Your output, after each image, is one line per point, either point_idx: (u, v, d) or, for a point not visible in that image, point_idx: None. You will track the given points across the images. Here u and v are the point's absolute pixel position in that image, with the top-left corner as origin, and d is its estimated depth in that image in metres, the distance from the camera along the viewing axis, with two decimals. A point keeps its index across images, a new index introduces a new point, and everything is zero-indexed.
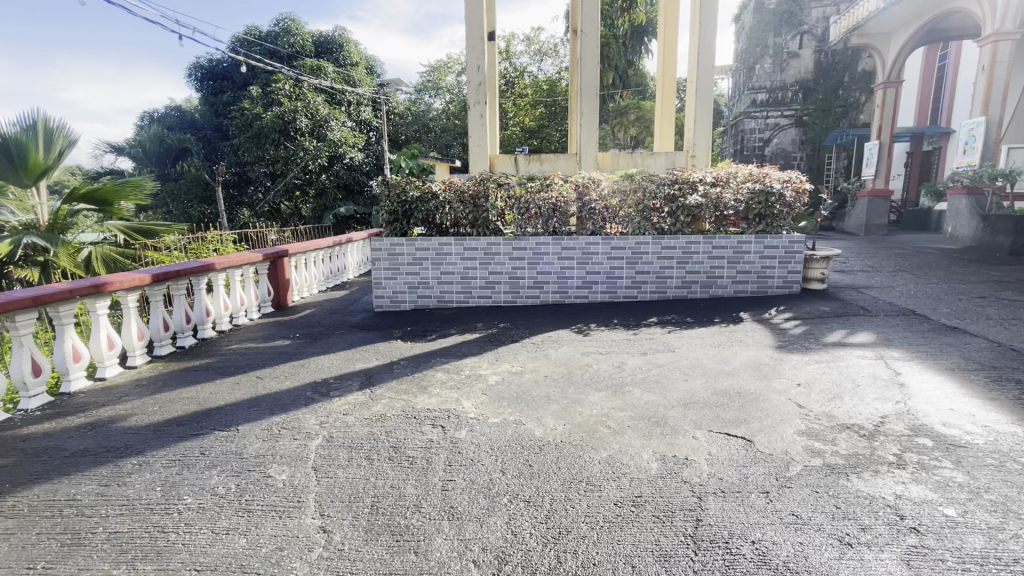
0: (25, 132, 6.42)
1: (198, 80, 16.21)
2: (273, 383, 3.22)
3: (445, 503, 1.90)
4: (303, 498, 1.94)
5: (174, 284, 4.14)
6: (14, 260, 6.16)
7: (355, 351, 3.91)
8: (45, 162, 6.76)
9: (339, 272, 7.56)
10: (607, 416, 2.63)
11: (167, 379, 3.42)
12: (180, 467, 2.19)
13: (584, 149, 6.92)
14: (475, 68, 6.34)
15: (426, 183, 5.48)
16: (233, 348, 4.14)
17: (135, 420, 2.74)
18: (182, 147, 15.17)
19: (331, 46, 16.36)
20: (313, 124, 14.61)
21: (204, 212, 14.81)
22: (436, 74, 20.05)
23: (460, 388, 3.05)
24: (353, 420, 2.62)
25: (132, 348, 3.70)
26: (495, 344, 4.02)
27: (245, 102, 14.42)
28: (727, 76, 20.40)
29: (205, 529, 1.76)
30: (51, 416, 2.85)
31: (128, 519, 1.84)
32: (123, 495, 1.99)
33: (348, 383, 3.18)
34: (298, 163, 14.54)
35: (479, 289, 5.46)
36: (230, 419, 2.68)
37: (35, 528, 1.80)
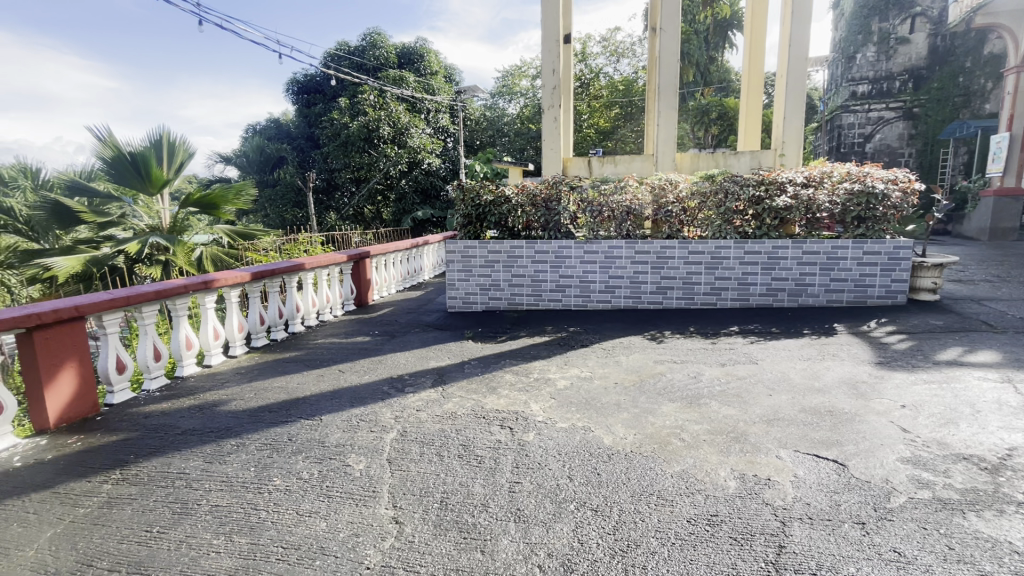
0: (151, 147, 7.36)
1: (294, 94, 17.58)
2: (354, 377, 3.42)
3: (512, 505, 1.90)
4: (378, 488, 2.03)
5: (270, 282, 4.51)
6: (142, 258, 7.07)
7: (429, 350, 4.04)
8: (166, 173, 7.66)
9: (415, 273, 7.85)
10: (681, 428, 2.52)
11: (263, 368, 3.74)
12: (271, 450, 2.39)
13: (661, 150, 6.70)
14: (550, 71, 6.36)
15: (499, 187, 5.57)
16: (319, 342, 4.44)
17: (234, 405, 3.02)
18: (280, 155, 16.58)
19: (412, 57, 17.16)
20: (395, 132, 15.39)
21: (296, 216, 16.06)
22: (511, 79, 20.35)
23: (529, 391, 3.05)
24: (425, 417, 2.71)
25: (233, 339, 4.08)
26: (565, 349, 3.98)
27: (335, 112, 15.46)
28: (822, 68, 18.90)
29: (291, 510, 1.90)
30: (168, 397, 3.22)
31: (227, 494, 2.03)
32: (222, 473, 2.19)
33: (421, 380, 3.30)
34: (380, 169, 15.38)
35: (550, 292, 5.45)
36: (316, 409, 2.88)
37: (152, 496, 2.04)
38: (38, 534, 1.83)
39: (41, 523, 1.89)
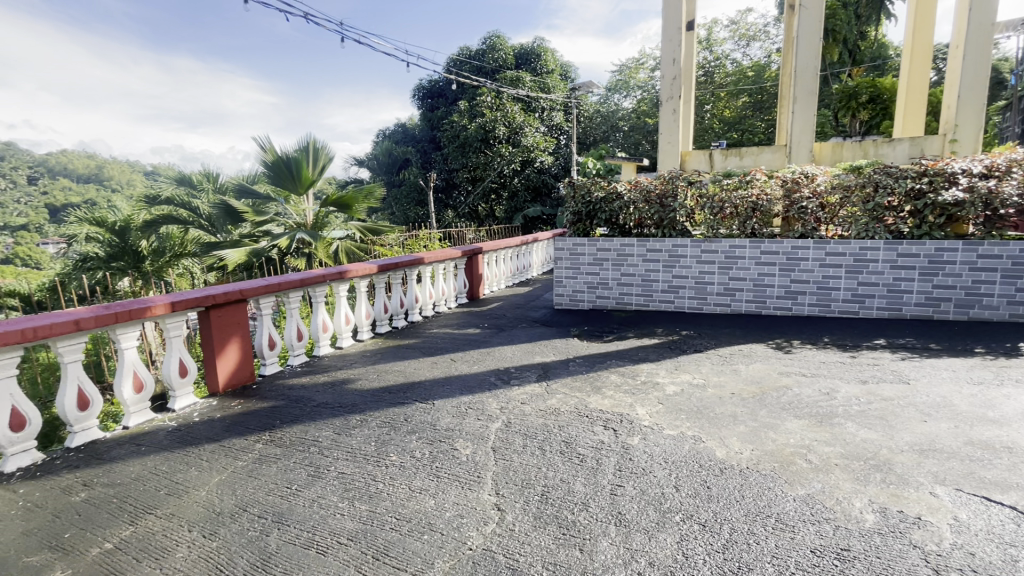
0: (299, 151, 8.41)
1: (419, 99, 18.85)
2: (464, 366, 3.60)
3: (613, 508, 1.86)
4: (482, 475, 2.11)
5: (393, 274, 4.90)
6: (290, 251, 8.12)
7: (534, 345, 4.11)
8: (312, 175, 8.68)
9: (524, 269, 8.02)
10: (808, 448, 2.26)
11: (385, 353, 4.09)
12: (389, 428, 2.60)
13: (796, 140, 6.04)
14: (670, 61, 6.07)
15: (611, 183, 5.44)
16: (433, 332, 4.73)
17: (360, 384, 3.34)
18: (405, 158, 17.94)
19: (529, 57, 17.50)
20: (510, 131, 15.77)
21: (418, 213, 17.27)
22: (628, 72, 19.85)
23: (635, 394, 2.96)
24: (529, 410, 2.76)
25: (361, 325, 4.52)
26: (676, 352, 3.80)
27: (455, 115, 16.32)
28: (1015, 33, 15.63)
29: (405, 484, 2.06)
30: (308, 373, 3.67)
31: (351, 464, 2.25)
32: (348, 445, 2.44)
33: (527, 374, 3.36)
34: (494, 168, 15.93)
35: (661, 293, 5.22)
36: (429, 393, 3.08)
37: (292, 458, 2.33)
38: (208, 478, 2.20)
39: (211, 470, 2.27)
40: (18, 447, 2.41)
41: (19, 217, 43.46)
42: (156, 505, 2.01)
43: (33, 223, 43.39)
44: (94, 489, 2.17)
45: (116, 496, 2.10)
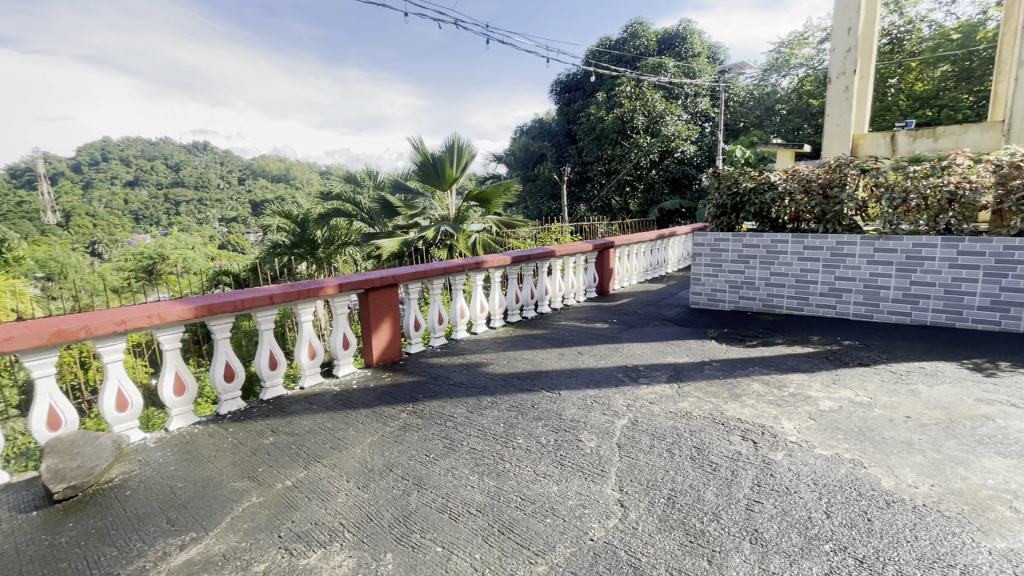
0: (445, 151, 9.05)
1: (557, 94, 19.01)
2: (592, 360, 3.59)
3: (749, 524, 1.72)
4: (606, 469, 2.10)
5: (525, 266, 5.06)
6: (434, 242, 8.83)
7: (666, 344, 3.93)
8: (455, 174, 9.30)
9: (659, 265, 7.69)
10: (1013, 495, 1.84)
11: (516, 341, 4.26)
12: (517, 413, 2.71)
13: (1018, 115, 4.86)
14: (845, 31, 5.27)
15: (763, 173, 4.91)
16: (562, 324, 4.79)
17: (492, 368, 3.53)
18: (541, 152, 18.29)
19: (674, 41, 16.62)
20: (649, 121, 15.10)
21: (551, 207, 17.54)
22: (789, 49, 17.81)
23: (781, 406, 2.68)
24: (657, 411, 2.66)
25: (494, 313, 4.75)
26: (834, 364, 3.34)
27: (592, 107, 16.18)
28: None
29: (530, 468, 2.13)
30: (446, 354, 3.98)
31: (482, 441, 2.40)
32: (479, 423, 2.60)
33: (657, 374, 3.24)
34: (631, 160, 15.44)
35: (819, 297, 4.63)
36: (556, 384, 3.14)
37: (430, 430, 2.56)
38: (363, 438, 2.52)
39: (365, 431, 2.60)
40: (229, 394, 3.02)
41: (232, 212, 53.67)
42: (324, 455, 2.37)
43: (241, 216, 53.26)
44: (279, 436, 2.63)
45: (295, 443, 2.52)
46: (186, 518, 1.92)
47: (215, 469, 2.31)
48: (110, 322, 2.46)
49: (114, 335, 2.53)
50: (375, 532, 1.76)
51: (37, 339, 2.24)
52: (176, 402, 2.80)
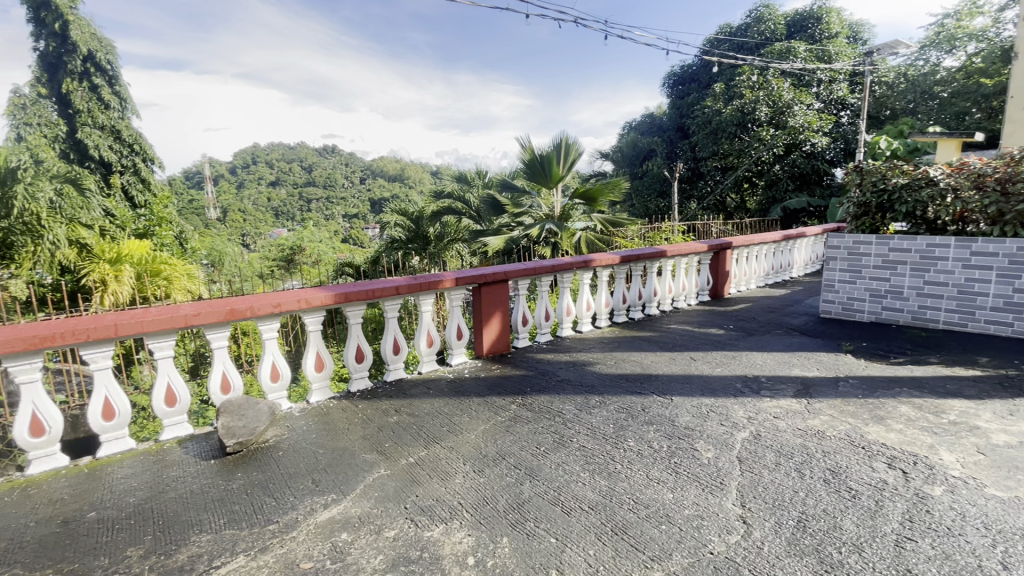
0: (553, 149, 9.11)
1: (670, 88, 18.21)
2: (706, 367, 3.41)
3: (899, 563, 1.53)
4: (726, 482, 1.99)
5: (634, 266, 4.94)
6: (539, 240, 8.98)
7: (792, 355, 3.61)
8: (561, 172, 9.33)
9: (782, 269, 7.06)
10: None
11: (623, 342, 4.18)
12: (627, 415, 2.67)
13: None
14: None
15: (920, 167, 4.28)
16: (672, 327, 4.60)
17: (599, 368, 3.51)
18: (651, 148, 17.67)
19: (806, 23, 15.17)
20: (774, 112, 13.88)
21: (659, 206, 16.89)
22: (956, 21, 15.29)
23: (938, 434, 2.34)
24: (785, 427, 2.46)
25: (600, 313, 4.69)
26: (1010, 392, 2.84)
27: (709, 100, 15.29)
28: None
29: (643, 472, 2.09)
30: (552, 350, 4.02)
31: (592, 440, 2.40)
32: (588, 422, 2.61)
33: (782, 387, 2.99)
34: (751, 155, 14.31)
35: (989, 312, 3.95)
36: (667, 388, 3.04)
37: (540, 423, 2.62)
38: (477, 425, 2.64)
39: (479, 419, 2.72)
40: (359, 373, 3.33)
41: (355, 210, 58.99)
42: (442, 437, 2.53)
43: (363, 213, 58.28)
44: (402, 416, 2.85)
45: (416, 424, 2.72)
46: (327, 481, 2.17)
47: (349, 441, 2.57)
48: (269, 305, 2.86)
49: (272, 316, 2.94)
50: (491, 515, 1.85)
51: (216, 317, 2.70)
52: (316, 377, 3.15)
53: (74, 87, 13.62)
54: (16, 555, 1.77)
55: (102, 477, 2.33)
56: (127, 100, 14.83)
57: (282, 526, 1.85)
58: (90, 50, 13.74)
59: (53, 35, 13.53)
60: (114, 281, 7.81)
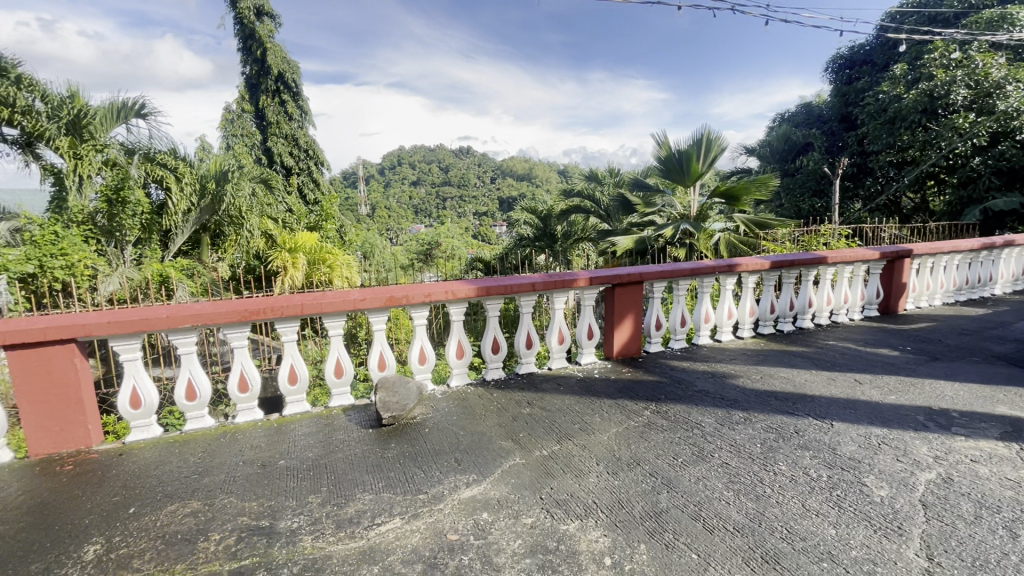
0: (693, 145, 8.61)
1: (835, 73, 16.09)
2: (875, 392, 2.97)
3: None
4: (905, 527, 1.72)
5: (786, 272, 4.47)
6: (673, 242, 8.67)
7: (996, 389, 2.97)
8: (701, 169, 8.78)
9: (980, 283, 5.85)
10: None
11: (770, 355, 3.82)
12: (777, 436, 2.44)
13: None
14: None
15: None
16: (831, 344, 4.08)
17: (742, 381, 3.25)
18: (807, 142, 15.78)
19: None
20: (976, 95, 11.52)
21: (813, 206, 15.04)
22: None
23: None
24: (987, 474, 2.04)
25: (743, 321, 4.32)
26: None
27: (885, 84, 13.21)
28: None
29: (798, 500, 1.90)
30: (687, 358, 3.82)
31: (735, 458, 2.24)
32: (731, 438, 2.43)
33: (982, 426, 2.49)
34: (941, 147, 12.03)
35: None
36: (826, 412, 2.71)
37: (676, 433, 2.52)
38: (609, 427, 2.62)
39: (611, 421, 2.69)
40: (494, 364, 3.49)
41: (486, 208, 61.94)
42: (574, 434, 2.56)
43: (492, 212, 60.86)
44: (534, 409, 2.93)
45: (548, 418, 2.78)
46: (468, 462, 2.32)
47: (486, 426, 2.72)
48: (421, 294, 3.14)
49: (422, 305, 3.23)
50: (626, 519, 1.83)
51: (378, 303, 3.04)
52: (456, 363, 3.38)
53: (269, 102, 16.17)
54: (231, 485, 2.18)
55: (289, 431, 2.77)
56: (306, 112, 17.13)
57: (430, 497, 2.03)
58: (281, 71, 16.01)
59: (255, 60, 16.03)
60: (291, 266, 9.09)
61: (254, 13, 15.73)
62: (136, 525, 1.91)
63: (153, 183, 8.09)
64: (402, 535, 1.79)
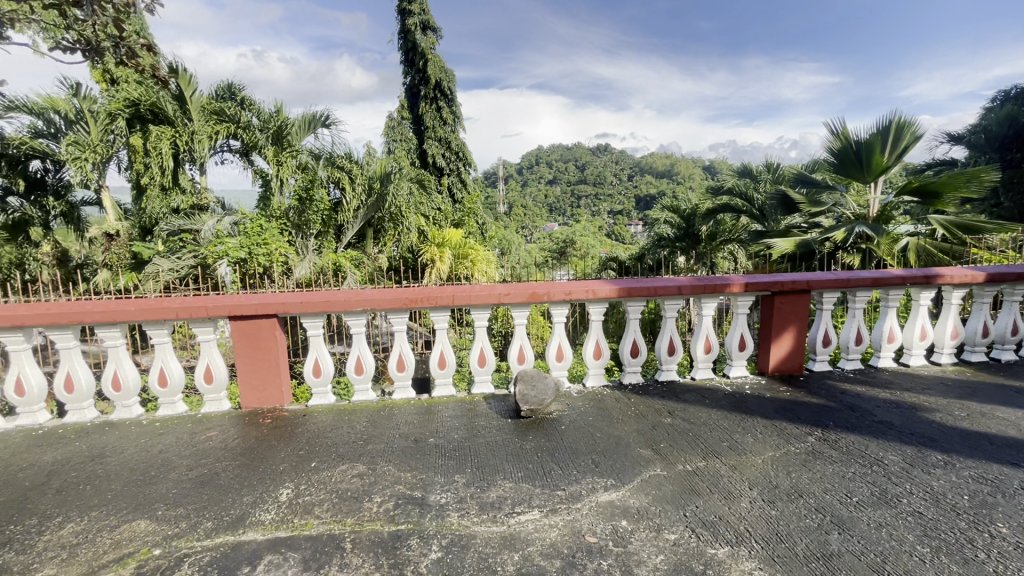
0: (877, 135, 7.38)
1: None
2: None
3: None
4: None
5: (1009, 289, 3.61)
6: (845, 246, 7.65)
7: None
8: (886, 162, 7.50)
9: None
10: None
11: (980, 389, 3.10)
12: (994, 489, 1.98)
13: None
14: None
15: None
16: None
17: (939, 416, 2.70)
18: None
19: None
20: None
21: None
22: None
23: None
24: None
25: (941, 344, 3.58)
26: None
27: None
28: None
29: None
30: (864, 382, 3.28)
31: (932, 508, 1.87)
32: (927, 484, 2.03)
33: None
34: None
35: None
36: None
37: (851, 467, 2.18)
38: (764, 450, 2.36)
39: (766, 443, 2.43)
40: (632, 367, 3.37)
41: (622, 206, 60.67)
42: (723, 452, 2.35)
43: (628, 210, 59.29)
44: (676, 419, 2.77)
45: (692, 431, 2.61)
46: (605, 465, 2.28)
47: (624, 431, 2.64)
48: (562, 292, 3.15)
49: (563, 302, 3.24)
50: (786, 556, 1.64)
51: (521, 298, 3.13)
52: (593, 364, 3.34)
53: (427, 109, 17.65)
54: (390, 455, 2.43)
55: (436, 412, 3.00)
56: (458, 117, 18.33)
57: (568, 495, 2.03)
58: (438, 80, 17.35)
59: (418, 71, 17.60)
60: (439, 259, 9.86)
61: (419, 28, 17.25)
62: (316, 477, 2.23)
63: (333, 184, 9.41)
64: (541, 528, 1.82)
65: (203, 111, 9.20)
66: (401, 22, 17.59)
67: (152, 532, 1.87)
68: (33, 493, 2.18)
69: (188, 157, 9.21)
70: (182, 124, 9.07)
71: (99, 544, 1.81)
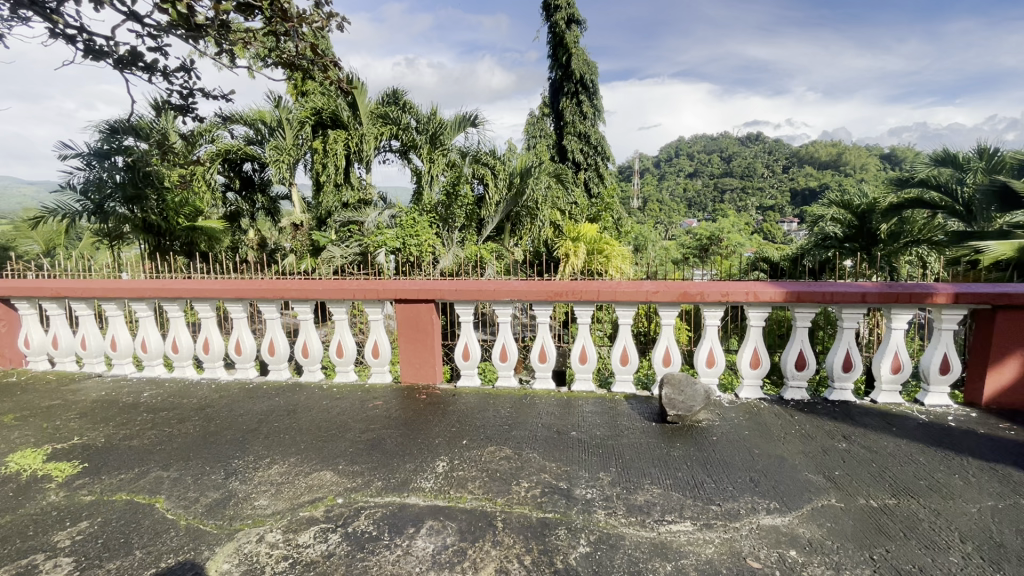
0: None
1: None
2: None
3: None
4: None
5: None
6: None
7: None
8: None
9: None
10: None
11: None
12: None
13: None
14: None
15: None
16: None
17: None
18: None
19: None
20: None
21: None
22: None
23: None
24: None
25: None
26: None
27: None
28: None
29: None
30: None
31: None
32: None
33: None
34: None
35: None
36: None
37: None
38: (981, 498, 1.93)
39: (983, 490, 1.99)
40: (796, 381, 3.01)
41: (773, 201, 54.89)
42: (921, 493, 1.98)
43: (780, 205, 53.44)
44: (853, 445, 2.41)
45: (877, 462, 2.24)
46: (768, 486, 2.06)
47: (788, 451, 2.37)
48: (717, 293, 2.93)
49: (717, 304, 3.01)
50: None
51: (671, 296, 2.98)
52: (749, 373, 3.05)
53: (567, 104, 17.73)
54: (534, 443, 2.49)
55: (577, 406, 3.00)
56: (599, 110, 18.09)
57: (725, 512, 1.88)
58: (582, 74, 17.29)
59: (561, 66, 17.71)
60: (573, 254, 9.89)
61: (565, 22, 17.30)
62: (468, 455, 2.38)
63: (477, 179, 9.97)
64: (695, 542, 1.71)
65: (371, 116, 10.33)
66: (547, 18, 17.83)
67: (336, 483, 2.15)
68: (249, 435, 2.66)
69: (357, 157, 10.46)
70: (354, 128, 10.28)
71: (297, 486, 2.14)
